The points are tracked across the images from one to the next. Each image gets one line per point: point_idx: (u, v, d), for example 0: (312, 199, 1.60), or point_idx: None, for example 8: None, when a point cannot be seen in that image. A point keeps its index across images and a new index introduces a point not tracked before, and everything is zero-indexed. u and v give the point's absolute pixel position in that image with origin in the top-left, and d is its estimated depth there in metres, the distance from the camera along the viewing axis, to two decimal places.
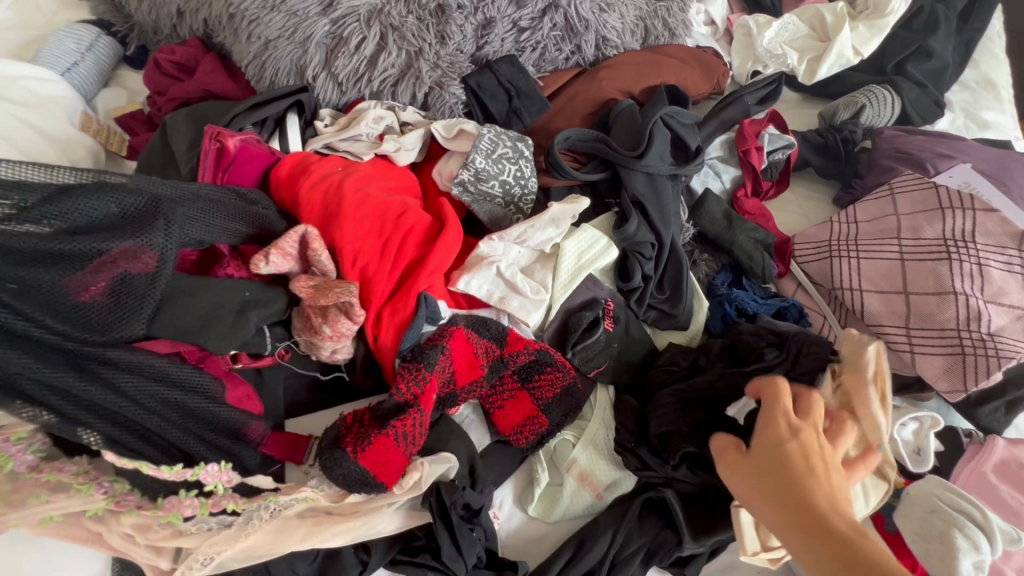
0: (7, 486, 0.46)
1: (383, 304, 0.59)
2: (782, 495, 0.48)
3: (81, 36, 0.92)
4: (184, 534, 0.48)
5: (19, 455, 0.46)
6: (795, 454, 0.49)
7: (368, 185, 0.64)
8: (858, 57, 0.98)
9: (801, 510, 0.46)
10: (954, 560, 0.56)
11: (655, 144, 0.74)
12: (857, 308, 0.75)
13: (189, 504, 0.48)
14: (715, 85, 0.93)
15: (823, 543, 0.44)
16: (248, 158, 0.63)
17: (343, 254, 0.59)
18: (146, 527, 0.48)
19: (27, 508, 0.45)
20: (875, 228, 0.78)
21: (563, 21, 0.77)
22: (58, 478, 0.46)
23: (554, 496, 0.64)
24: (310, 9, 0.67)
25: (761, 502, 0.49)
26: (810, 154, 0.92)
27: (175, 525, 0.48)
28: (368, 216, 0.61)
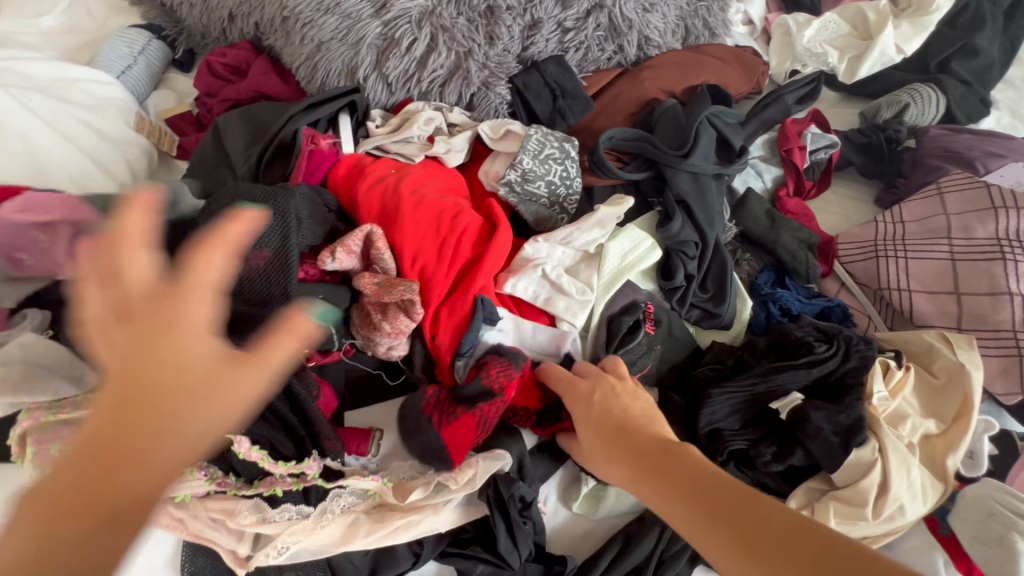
0: None
1: (441, 304, 0.60)
2: (651, 464, 0.46)
3: (133, 40, 0.95)
4: (269, 521, 0.50)
5: None
6: (643, 425, 0.51)
7: (424, 186, 0.65)
8: (901, 55, 0.97)
9: (670, 470, 0.45)
10: (1015, 563, 0.55)
11: (700, 144, 0.74)
12: (905, 308, 0.74)
13: (285, 480, 0.52)
14: (755, 84, 0.93)
15: (700, 498, 0.41)
16: (327, 161, 0.67)
17: (402, 255, 0.60)
18: (232, 511, 0.50)
19: None
20: (924, 228, 0.77)
21: (607, 21, 0.78)
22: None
23: (598, 496, 0.65)
24: (363, 11, 0.69)
25: (635, 483, 0.47)
26: (852, 153, 0.91)
27: (264, 512, 0.50)
28: (428, 220, 0.62)
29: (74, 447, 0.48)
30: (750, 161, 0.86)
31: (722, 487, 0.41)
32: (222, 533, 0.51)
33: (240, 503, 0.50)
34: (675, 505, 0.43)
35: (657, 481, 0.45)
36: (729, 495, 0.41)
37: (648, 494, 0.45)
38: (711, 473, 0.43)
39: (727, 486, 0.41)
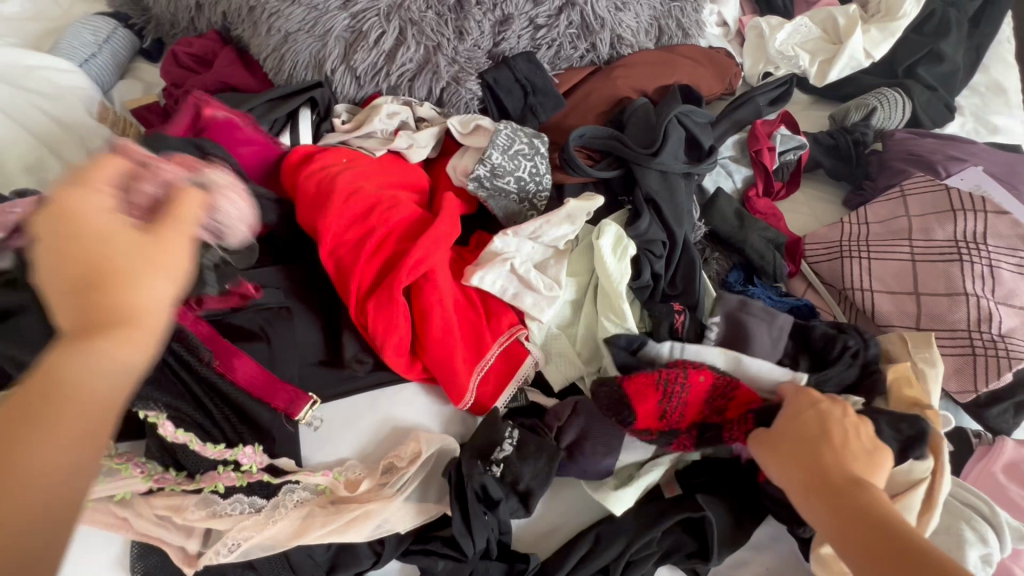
0: None
1: (367, 294, 0.60)
2: (830, 493, 0.50)
3: (98, 28, 0.93)
4: (218, 515, 0.50)
5: None
6: (852, 454, 0.52)
7: (363, 177, 0.65)
8: (869, 60, 0.99)
9: (847, 504, 0.48)
10: (964, 554, 0.57)
11: (669, 142, 0.74)
12: (868, 308, 0.76)
13: (227, 476, 0.50)
14: (727, 85, 0.94)
15: (874, 542, 0.45)
16: (227, 129, 0.63)
17: (326, 237, 0.61)
18: (177, 507, 0.49)
19: None
20: (887, 230, 0.79)
21: (579, 19, 0.78)
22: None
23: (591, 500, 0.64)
24: (331, 3, 0.68)
25: (802, 497, 0.51)
26: (820, 155, 0.92)
27: (211, 506, 0.50)
28: (358, 211, 0.62)
29: None
30: (720, 161, 0.87)
31: (899, 539, 0.45)
32: (170, 531, 0.50)
33: (184, 499, 0.50)
34: (842, 534, 0.47)
35: (833, 509, 0.49)
36: (900, 547, 0.44)
37: (816, 510, 0.50)
38: (897, 525, 0.46)
39: (896, 535, 0.45)
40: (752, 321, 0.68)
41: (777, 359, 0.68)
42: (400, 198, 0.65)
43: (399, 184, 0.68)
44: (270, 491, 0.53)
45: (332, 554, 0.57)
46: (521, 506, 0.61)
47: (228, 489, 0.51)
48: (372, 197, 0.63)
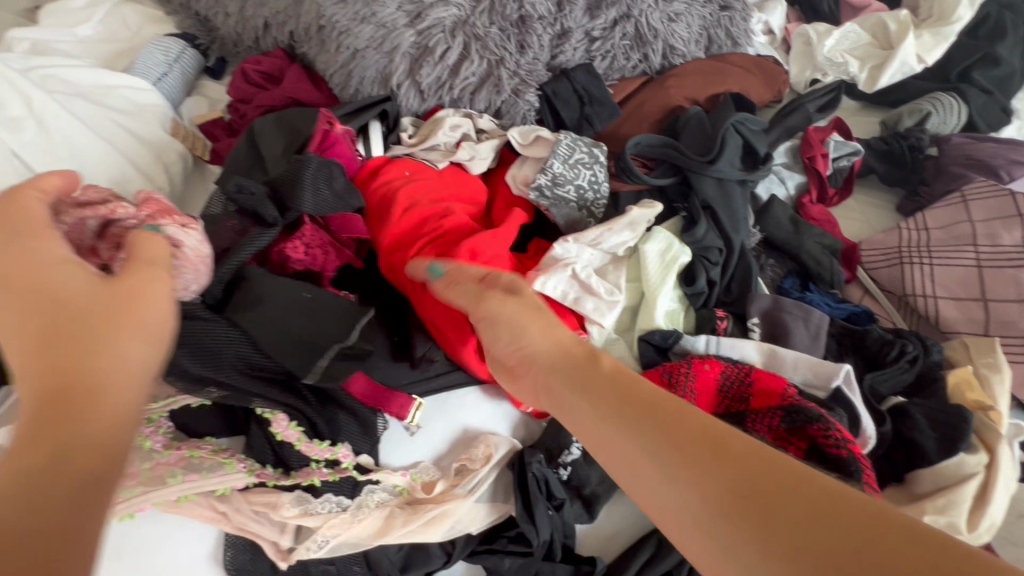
0: (144, 465, 0.50)
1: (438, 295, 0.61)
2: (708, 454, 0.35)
3: (169, 48, 0.98)
4: (310, 513, 0.53)
5: (154, 435, 0.52)
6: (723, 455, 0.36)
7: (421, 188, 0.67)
8: (922, 65, 0.98)
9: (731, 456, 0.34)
10: None
11: (726, 150, 0.75)
12: (931, 314, 0.74)
13: (321, 471, 0.53)
14: (776, 93, 0.94)
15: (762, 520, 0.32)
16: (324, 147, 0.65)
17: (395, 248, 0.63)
18: (274, 504, 0.52)
19: (165, 486, 0.50)
20: (949, 235, 0.78)
21: (633, 31, 0.80)
22: (198, 454, 0.52)
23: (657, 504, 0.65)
24: (398, 21, 0.71)
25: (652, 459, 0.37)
26: (873, 161, 0.92)
27: (306, 504, 0.53)
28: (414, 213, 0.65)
29: None
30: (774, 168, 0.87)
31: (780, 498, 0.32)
32: (265, 526, 0.52)
33: (281, 496, 0.52)
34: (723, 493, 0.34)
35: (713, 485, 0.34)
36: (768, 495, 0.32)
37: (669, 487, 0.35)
38: (772, 461, 0.34)
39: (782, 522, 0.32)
40: (789, 319, 0.69)
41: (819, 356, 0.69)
42: (457, 207, 0.68)
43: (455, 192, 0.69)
44: (355, 490, 0.55)
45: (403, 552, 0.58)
46: (585, 511, 0.62)
47: (320, 482, 0.53)
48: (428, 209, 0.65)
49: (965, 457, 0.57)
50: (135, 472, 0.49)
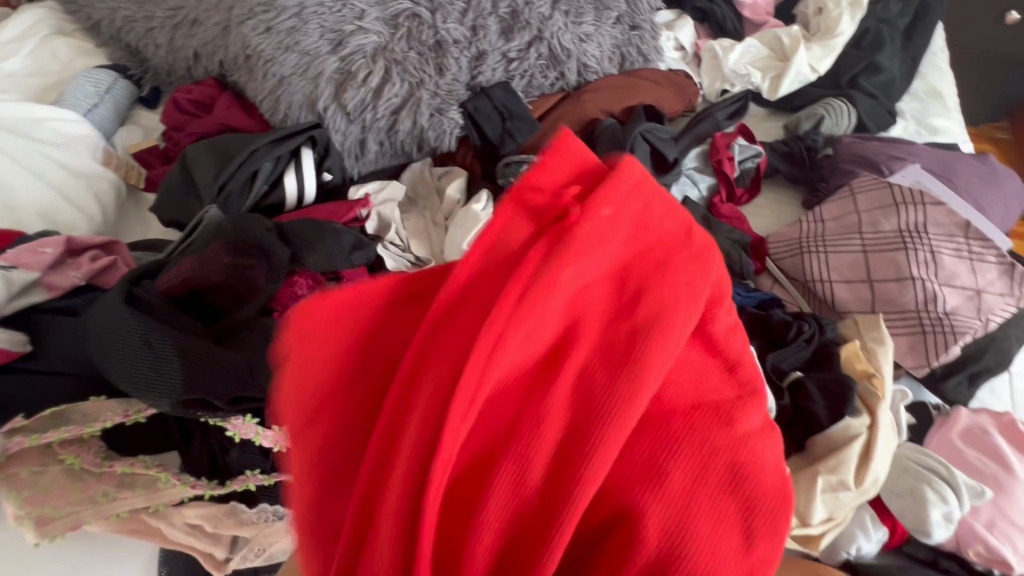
0: (76, 485, 0.51)
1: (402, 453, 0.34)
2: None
3: (99, 79, 0.98)
4: (246, 523, 0.54)
5: (85, 455, 0.51)
6: None
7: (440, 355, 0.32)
8: (815, 73, 1.08)
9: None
10: (925, 511, 0.62)
11: (636, 157, 0.82)
12: (828, 297, 0.83)
13: (257, 477, 0.54)
14: (687, 103, 1.02)
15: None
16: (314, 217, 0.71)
17: None
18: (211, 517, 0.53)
19: (97, 505, 0.50)
20: (840, 226, 0.86)
21: (547, 52, 0.86)
22: (132, 471, 0.52)
23: None
24: (321, 48, 0.75)
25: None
26: (777, 162, 1.00)
27: (240, 514, 0.54)
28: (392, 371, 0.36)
29: (46, 468, 0.50)
30: (685, 172, 0.95)
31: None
32: (200, 539, 0.53)
33: (218, 509, 0.54)
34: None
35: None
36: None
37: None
38: None
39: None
40: None
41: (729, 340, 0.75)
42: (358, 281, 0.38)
43: (567, 305, 0.35)
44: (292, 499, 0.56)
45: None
46: None
47: (257, 489, 0.55)
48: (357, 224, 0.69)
49: (848, 420, 0.64)
50: (67, 492, 0.50)
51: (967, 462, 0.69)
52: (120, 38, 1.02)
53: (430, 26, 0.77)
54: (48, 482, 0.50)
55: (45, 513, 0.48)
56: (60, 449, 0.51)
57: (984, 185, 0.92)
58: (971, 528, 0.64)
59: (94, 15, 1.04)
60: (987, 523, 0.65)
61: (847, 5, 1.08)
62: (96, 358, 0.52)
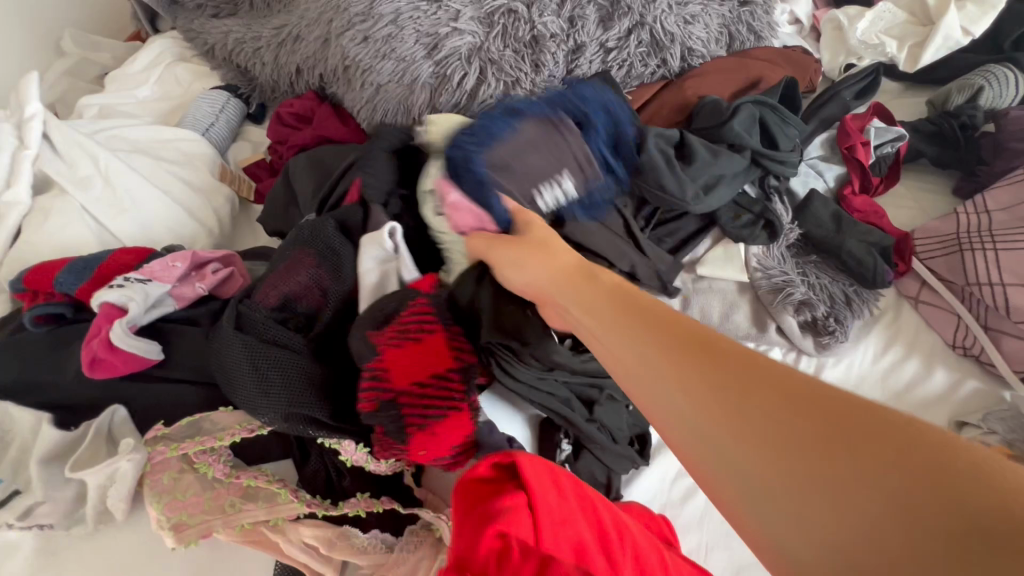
0: (206, 493, 0.52)
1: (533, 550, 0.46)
2: (729, 379, 0.33)
3: (215, 99, 1.05)
4: (360, 550, 0.52)
5: (216, 464, 0.53)
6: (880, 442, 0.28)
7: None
8: (968, 37, 0.91)
9: (723, 364, 0.34)
10: None
11: (740, 117, 0.75)
12: (1000, 303, 0.70)
13: (367, 502, 0.54)
14: (807, 84, 0.91)
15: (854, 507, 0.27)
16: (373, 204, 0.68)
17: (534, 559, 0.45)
18: (324, 539, 0.53)
19: (224, 516, 0.51)
20: (1012, 217, 0.73)
21: (648, 37, 0.79)
22: (255, 484, 0.53)
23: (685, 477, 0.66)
24: (416, 54, 0.73)
25: (682, 414, 0.34)
26: (921, 144, 0.86)
27: (350, 539, 0.52)
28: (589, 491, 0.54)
29: (184, 475, 0.52)
30: (807, 162, 0.83)
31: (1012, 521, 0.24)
32: (313, 558, 0.52)
33: (330, 530, 0.53)
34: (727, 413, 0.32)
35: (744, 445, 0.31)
36: (852, 436, 0.28)
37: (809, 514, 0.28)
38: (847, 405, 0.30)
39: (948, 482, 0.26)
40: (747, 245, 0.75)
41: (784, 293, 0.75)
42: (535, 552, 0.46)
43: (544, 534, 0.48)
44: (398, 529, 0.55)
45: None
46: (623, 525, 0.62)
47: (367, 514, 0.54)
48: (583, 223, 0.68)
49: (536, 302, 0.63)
50: (198, 500, 0.51)
51: None
52: (232, 60, 1.09)
53: (526, 21, 0.74)
54: (184, 488, 0.52)
55: (180, 520, 0.50)
56: (194, 457, 0.53)
57: None
58: None
59: (210, 40, 1.11)
60: None
61: None
62: (218, 377, 0.54)
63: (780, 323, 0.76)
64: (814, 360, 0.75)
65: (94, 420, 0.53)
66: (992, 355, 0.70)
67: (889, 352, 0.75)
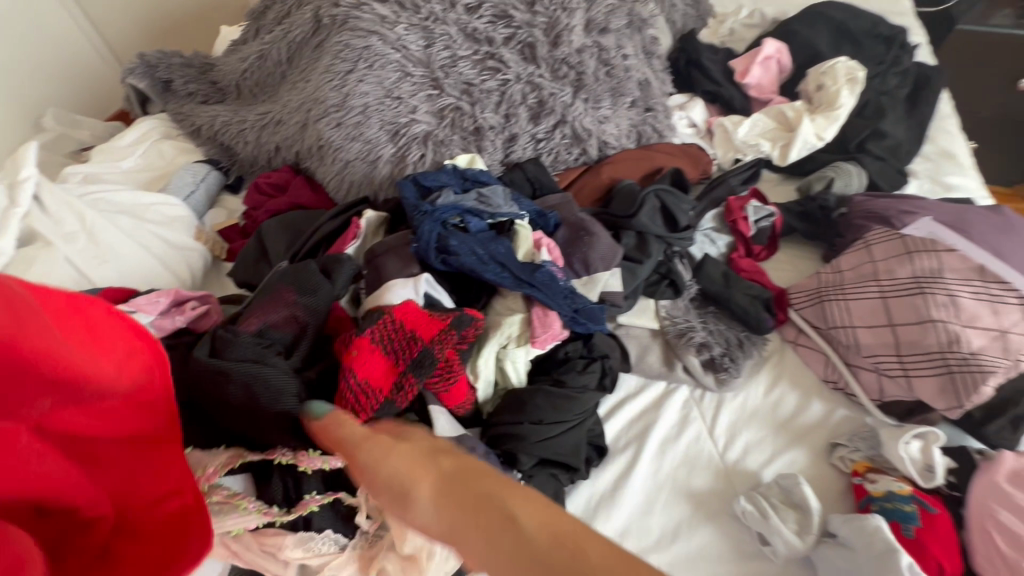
0: None
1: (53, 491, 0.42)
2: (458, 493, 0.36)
3: (198, 171, 1.17)
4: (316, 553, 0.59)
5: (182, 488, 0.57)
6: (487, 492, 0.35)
7: (71, 440, 0.45)
8: (822, 140, 1.16)
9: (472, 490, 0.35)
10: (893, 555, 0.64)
11: (645, 208, 0.91)
12: (852, 342, 0.86)
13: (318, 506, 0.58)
14: (703, 171, 1.12)
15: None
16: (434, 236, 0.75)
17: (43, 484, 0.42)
18: (280, 544, 0.58)
19: None
20: (858, 275, 0.90)
21: (570, 132, 0.97)
22: (216, 498, 0.57)
23: (610, 499, 0.78)
24: (380, 138, 0.88)
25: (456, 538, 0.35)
26: (793, 221, 1.06)
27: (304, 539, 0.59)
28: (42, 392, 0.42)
29: None
30: (703, 232, 1.03)
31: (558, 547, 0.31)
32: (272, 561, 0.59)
33: (285, 536, 0.58)
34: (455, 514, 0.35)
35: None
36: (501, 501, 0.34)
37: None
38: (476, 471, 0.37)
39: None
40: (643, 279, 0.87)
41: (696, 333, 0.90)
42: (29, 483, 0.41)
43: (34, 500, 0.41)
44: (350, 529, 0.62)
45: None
46: None
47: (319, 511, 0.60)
48: (573, 334, 0.82)
49: (519, 336, 0.74)
50: None
51: (1012, 501, 0.67)
52: (216, 138, 1.22)
53: (470, 116, 0.91)
54: None
55: None
56: None
57: (999, 234, 0.93)
58: None
59: (198, 122, 1.25)
60: None
61: (844, 81, 1.17)
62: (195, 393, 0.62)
63: (685, 363, 0.88)
64: (715, 396, 0.88)
65: None
66: (854, 387, 0.85)
67: (776, 387, 0.88)
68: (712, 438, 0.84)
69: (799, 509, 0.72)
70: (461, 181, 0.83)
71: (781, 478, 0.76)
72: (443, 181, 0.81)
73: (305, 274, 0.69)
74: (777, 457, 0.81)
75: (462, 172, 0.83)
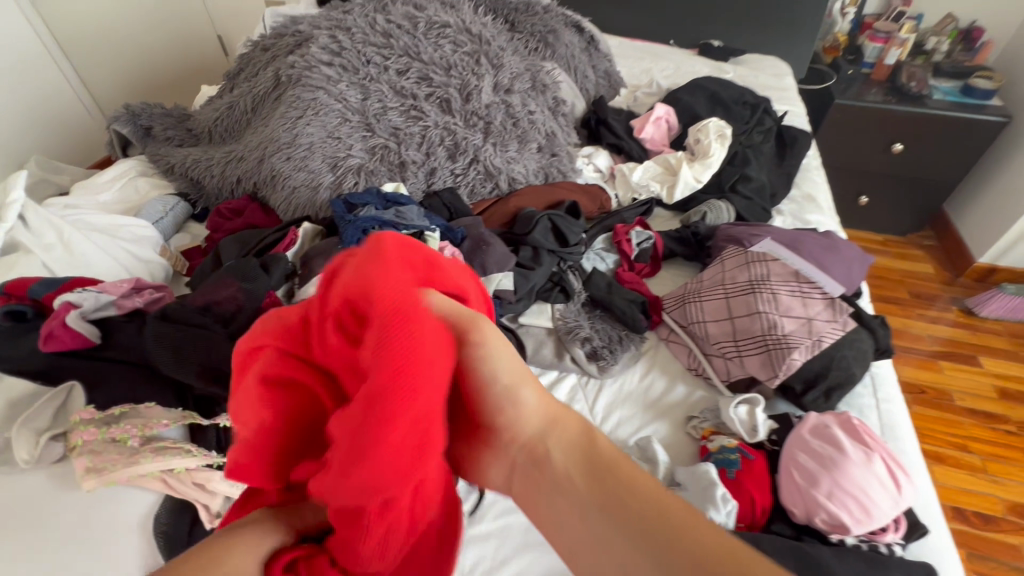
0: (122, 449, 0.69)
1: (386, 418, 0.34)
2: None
3: (168, 202, 1.35)
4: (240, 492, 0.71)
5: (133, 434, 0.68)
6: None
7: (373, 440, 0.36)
8: (700, 182, 1.41)
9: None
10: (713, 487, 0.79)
11: (539, 227, 1.12)
12: (703, 334, 1.04)
13: None
14: (601, 205, 1.35)
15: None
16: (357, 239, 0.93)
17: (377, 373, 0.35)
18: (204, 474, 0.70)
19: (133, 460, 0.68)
20: (712, 281, 1.10)
21: (483, 169, 1.19)
22: (158, 441, 0.70)
23: None
24: (322, 169, 1.08)
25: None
26: (672, 245, 1.28)
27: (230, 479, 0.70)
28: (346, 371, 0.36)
29: (101, 445, 0.68)
30: (595, 251, 1.23)
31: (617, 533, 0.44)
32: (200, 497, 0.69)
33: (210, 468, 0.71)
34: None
35: (584, 500, 0.45)
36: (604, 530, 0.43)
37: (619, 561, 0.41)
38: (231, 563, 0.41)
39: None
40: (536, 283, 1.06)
41: (582, 329, 1.08)
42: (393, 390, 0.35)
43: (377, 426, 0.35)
44: None
45: (616, 515, 0.43)
46: None
47: None
48: None
49: None
50: (111, 460, 0.67)
51: (812, 448, 0.82)
52: (186, 174, 1.41)
53: (397, 153, 1.12)
54: (105, 454, 0.67)
55: (101, 470, 0.66)
56: (115, 432, 0.68)
57: (825, 251, 1.15)
58: (815, 498, 0.77)
59: (172, 160, 1.44)
60: (827, 493, 0.77)
61: (715, 137, 1.45)
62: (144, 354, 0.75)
63: (572, 354, 1.05)
64: (598, 382, 1.04)
65: (55, 391, 0.70)
66: (706, 371, 1.03)
67: (649, 375, 1.06)
68: (592, 414, 0.99)
69: (650, 463, 0.88)
70: (383, 201, 1.03)
71: (641, 440, 0.91)
72: (368, 201, 1.00)
73: (246, 265, 0.85)
74: (642, 428, 0.96)
75: (385, 194, 1.03)
